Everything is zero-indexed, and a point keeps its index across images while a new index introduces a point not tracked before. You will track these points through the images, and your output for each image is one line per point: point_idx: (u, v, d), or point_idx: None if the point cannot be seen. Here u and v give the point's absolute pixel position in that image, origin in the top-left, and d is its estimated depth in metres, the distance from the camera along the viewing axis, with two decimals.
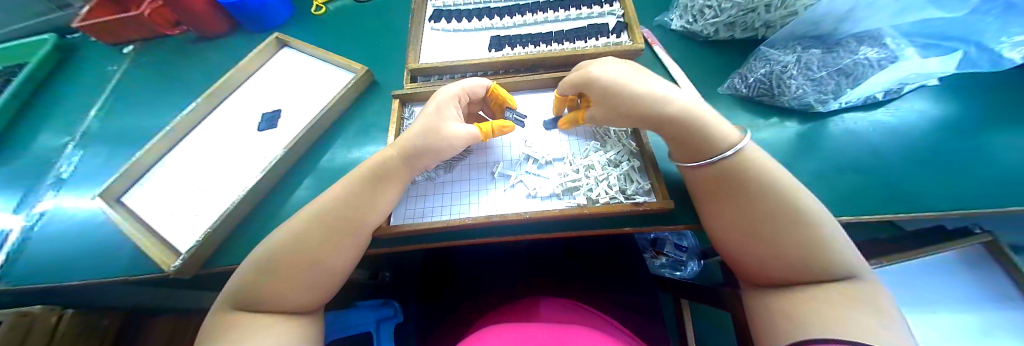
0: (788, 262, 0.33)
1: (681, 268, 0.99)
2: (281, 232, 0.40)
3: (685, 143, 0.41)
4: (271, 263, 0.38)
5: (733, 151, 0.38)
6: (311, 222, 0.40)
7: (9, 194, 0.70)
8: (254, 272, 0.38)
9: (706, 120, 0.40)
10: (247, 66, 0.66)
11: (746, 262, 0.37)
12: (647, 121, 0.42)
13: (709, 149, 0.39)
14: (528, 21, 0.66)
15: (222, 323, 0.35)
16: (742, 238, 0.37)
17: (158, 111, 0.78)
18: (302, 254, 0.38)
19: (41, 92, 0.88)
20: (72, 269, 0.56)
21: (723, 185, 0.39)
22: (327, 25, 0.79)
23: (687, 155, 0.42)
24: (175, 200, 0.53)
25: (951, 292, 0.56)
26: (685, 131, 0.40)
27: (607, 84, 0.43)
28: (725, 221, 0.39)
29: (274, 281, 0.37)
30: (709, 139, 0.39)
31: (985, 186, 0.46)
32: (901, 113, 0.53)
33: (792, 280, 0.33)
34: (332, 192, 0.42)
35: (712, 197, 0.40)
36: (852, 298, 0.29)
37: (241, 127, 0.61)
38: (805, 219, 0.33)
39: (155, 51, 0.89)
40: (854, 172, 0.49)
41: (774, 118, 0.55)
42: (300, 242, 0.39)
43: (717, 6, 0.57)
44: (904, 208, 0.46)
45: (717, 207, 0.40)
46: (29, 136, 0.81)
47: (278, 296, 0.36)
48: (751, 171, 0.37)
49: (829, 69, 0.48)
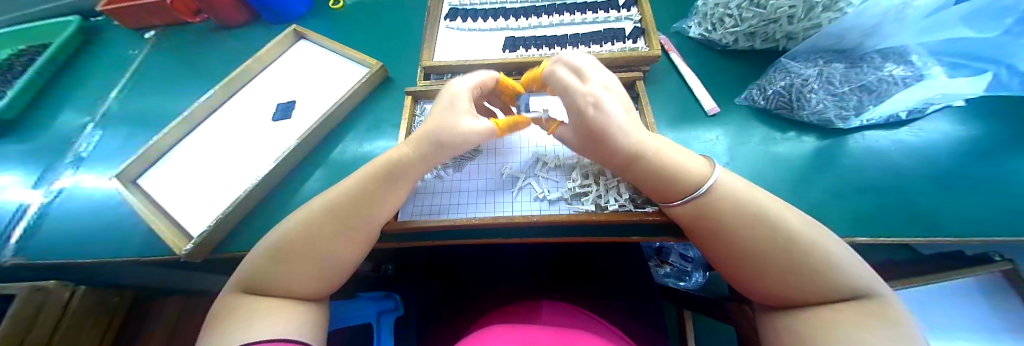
0: (787, 289, 0.33)
1: (685, 277, 0.98)
2: (288, 222, 0.40)
3: (656, 184, 0.41)
4: (276, 254, 0.38)
5: (705, 188, 0.38)
6: (323, 214, 0.40)
7: (30, 170, 0.72)
8: (260, 263, 0.38)
9: (679, 164, 0.40)
10: (264, 56, 0.67)
11: (746, 288, 0.37)
12: (620, 160, 0.42)
13: (683, 187, 0.39)
14: (544, 23, 0.66)
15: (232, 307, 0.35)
16: (734, 269, 0.37)
17: (176, 95, 0.79)
18: (309, 245, 0.38)
19: (64, 72, 0.91)
20: (85, 248, 0.58)
21: (701, 221, 0.38)
22: (344, 18, 0.79)
23: (667, 195, 0.41)
24: (190, 185, 0.54)
25: (965, 318, 0.54)
26: (656, 172, 0.41)
27: (591, 119, 0.40)
28: (719, 254, 0.38)
29: (282, 267, 0.37)
30: (681, 181, 0.39)
31: (1009, 214, 0.44)
32: (925, 134, 0.51)
33: (797, 304, 0.33)
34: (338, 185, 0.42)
35: (699, 233, 0.40)
36: (875, 321, 0.28)
37: (256, 116, 0.62)
38: (794, 251, 0.32)
39: (175, 37, 0.91)
40: (872, 193, 0.48)
41: (792, 132, 0.53)
42: (305, 234, 0.39)
43: (737, 15, 0.56)
44: (923, 232, 0.44)
45: (706, 241, 0.39)
46: (51, 114, 0.83)
47: (286, 281, 0.36)
48: (731, 201, 0.36)
49: (852, 85, 0.47)
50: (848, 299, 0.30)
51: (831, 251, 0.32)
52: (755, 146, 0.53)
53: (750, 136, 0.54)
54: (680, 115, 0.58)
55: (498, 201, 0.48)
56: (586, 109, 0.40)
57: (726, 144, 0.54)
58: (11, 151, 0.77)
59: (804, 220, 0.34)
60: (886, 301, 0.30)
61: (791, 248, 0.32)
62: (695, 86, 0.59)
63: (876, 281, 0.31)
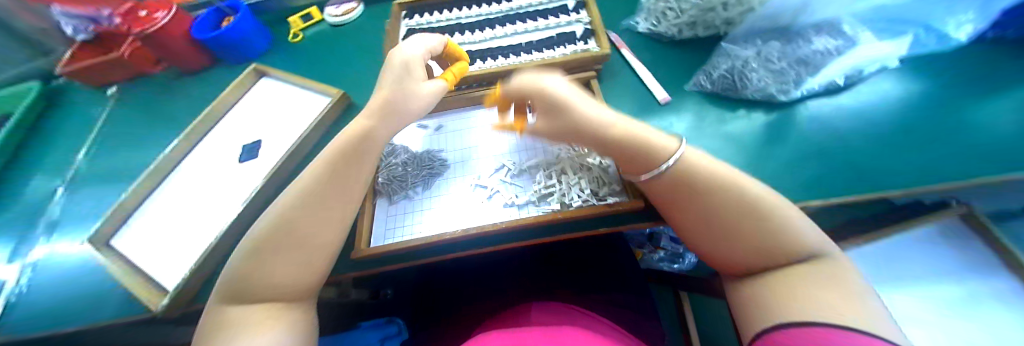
0: (755, 252, 0.34)
1: (678, 260, 1.02)
2: (251, 251, 0.37)
3: (623, 158, 0.42)
4: (246, 286, 0.36)
5: (673, 161, 0.38)
6: (282, 248, 0.37)
7: (1, 243, 0.71)
8: (242, 265, 0.37)
9: (647, 139, 0.40)
10: (228, 99, 0.67)
11: (714, 258, 0.38)
12: (585, 134, 0.43)
13: (651, 161, 0.39)
14: (498, 34, 0.68)
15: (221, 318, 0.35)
16: (706, 238, 0.37)
17: (145, 148, 0.79)
18: (277, 276, 0.36)
19: (30, 138, 0.90)
20: (64, 314, 0.57)
21: (675, 192, 0.39)
22: (306, 51, 0.80)
23: (636, 169, 0.41)
24: (164, 237, 0.54)
25: (934, 264, 0.57)
26: (620, 146, 0.41)
27: (551, 97, 0.44)
28: (688, 225, 0.39)
29: (264, 263, 0.36)
30: (649, 155, 0.40)
31: (959, 160, 0.45)
32: (863, 97, 0.54)
33: (763, 269, 0.34)
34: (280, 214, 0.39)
35: (669, 204, 0.40)
36: (832, 281, 0.30)
37: (225, 159, 0.62)
38: (763, 217, 0.33)
39: (139, 90, 0.91)
40: (824, 157, 0.49)
41: (742, 110, 0.55)
42: (273, 262, 0.36)
43: (677, 7, 0.61)
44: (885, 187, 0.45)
45: (675, 212, 0.40)
46: (19, 184, 0.81)
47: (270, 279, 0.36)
48: (698, 172, 0.37)
49: (789, 60, 0.51)
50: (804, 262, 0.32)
51: (791, 215, 0.34)
52: (711, 128, 0.55)
53: (705, 119, 0.56)
54: (638, 108, 0.59)
55: (469, 213, 0.48)
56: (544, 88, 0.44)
57: (684, 129, 0.55)
58: None
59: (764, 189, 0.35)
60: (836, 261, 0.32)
61: (754, 215, 0.34)
62: (648, 78, 0.61)
63: (828, 246, 0.33)
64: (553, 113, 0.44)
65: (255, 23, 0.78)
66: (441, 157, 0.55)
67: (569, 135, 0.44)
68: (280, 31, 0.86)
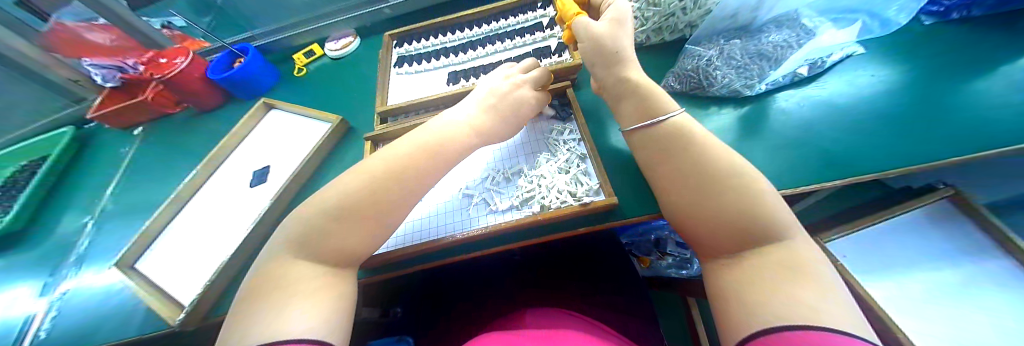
0: (725, 218, 0.37)
1: (687, 265, 0.97)
2: (326, 210, 0.40)
3: (640, 94, 0.51)
4: (316, 245, 0.39)
5: (670, 118, 0.47)
6: (356, 215, 0.40)
7: (36, 277, 0.77)
8: (316, 224, 0.40)
9: (661, 96, 0.50)
10: (240, 131, 0.74)
11: (689, 222, 0.42)
12: (623, 63, 0.54)
13: (656, 114, 0.48)
14: (480, 54, 0.73)
15: (286, 277, 0.36)
16: (688, 196, 0.41)
17: (166, 181, 0.86)
18: (338, 243, 0.39)
19: (63, 179, 0.98)
20: (92, 337, 0.61)
21: (667, 145, 0.45)
22: (309, 83, 0.87)
23: (641, 117, 0.50)
24: (182, 258, 0.59)
25: (923, 249, 0.57)
26: (642, 88, 0.51)
27: (623, 24, 0.55)
28: (674, 184, 0.43)
29: (341, 226, 0.40)
30: (660, 105, 0.49)
31: (923, 142, 0.47)
32: (827, 86, 0.56)
33: (730, 232, 0.37)
34: (361, 183, 0.41)
35: (659, 162, 0.46)
36: (787, 257, 0.33)
37: (236, 185, 0.67)
38: (748, 183, 0.38)
39: (161, 128, 0.99)
40: (791, 147, 0.51)
41: (713, 107, 0.58)
42: (341, 229, 0.40)
43: (641, 16, 0.63)
44: (851, 173, 0.46)
45: (663, 170, 0.45)
46: (53, 221, 0.88)
47: (345, 243, 0.40)
48: (688, 135, 0.44)
49: (749, 56, 0.54)
50: (771, 240, 0.35)
51: (774, 196, 0.37)
52: None
53: None
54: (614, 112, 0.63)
55: (456, 220, 0.51)
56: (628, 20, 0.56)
57: None
58: (16, 262, 0.82)
59: (744, 162, 0.41)
60: (801, 240, 0.35)
61: (730, 174, 0.39)
62: None
63: (795, 229, 0.36)
64: (613, 29, 0.55)
65: (263, 61, 0.86)
66: None
67: (604, 59, 0.55)
68: (286, 67, 0.94)
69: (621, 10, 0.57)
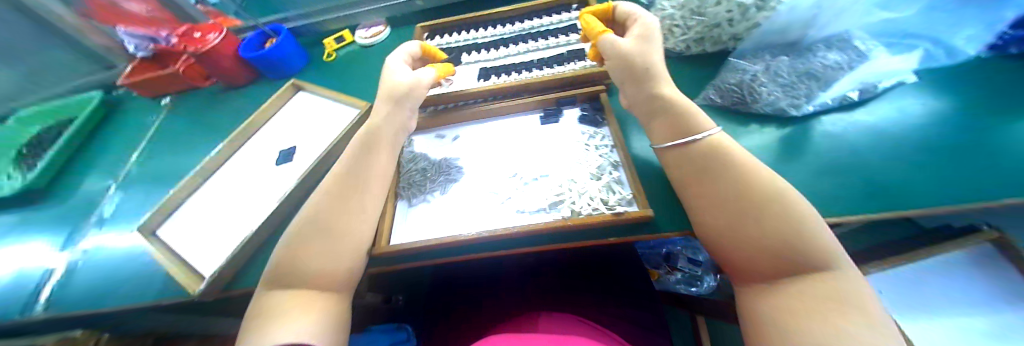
0: (763, 249, 0.33)
1: (697, 283, 0.97)
2: (287, 242, 0.41)
3: (671, 111, 0.46)
4: (279, 277, 0.39)
5: (705, 135, 0.42)
6: (310, 233, 0.41)
7: (55, 235, 0.78)
8: (282, 251, 0.41)
9: (693, 111, 0.45)
10: (267, 109, 0.74)
11: (722, 250, 0.37)
12: (650, 77, 0.49)
13: (690, 130, 0.43)
14: (512, 52, 0.72)
15: (264, 306, 0.37)
16: (721, 221, 0.37)
17: (189, 152, 0.87)
18: (303, 261, 0.39)
19: (90, 141, 1.00)
20: (106, 300, 0.61)
21: (702, 166, 0.40)
22: (337, 67, 0.88)
23: (671, 132, 0.45)
24: (202, 230, 0.59)
25: (963, 293, 0.54)
26: (671, 107, 0.46)
27: (649, 38, 0.52)
28: (706, 206, 0.39)
29: (298, 248, 0.40)
30: (693, 121, 0.44)
31: (989, 178, 0.43)
32: (878, 113, 0.53)
33: (779, 268, 0.31)
34: (311, 211, 0.43)
35: (691, 181, 0.41)
36: (839, 300, 0.28)
37: (260, 163, 0.67)
38: (801, 213, 0.33)
39: (189, 100, 1.01)
40: (837, 173, 0.48)
41: (753, 124, 0.55)
42: (297, 254, 0.39)
43: (683, 25, 0.62)
44: (905, 205, 0.43)
45: (695, 190, 0.41)
46: (76, 181, 0.90)
47: (305, 267, 0.39)
48: (724, 152, 0.40)
49: (799, 75, 0.52)
50: (818, 278, 0.30)
51: (820, 227, 0.33)
52: None
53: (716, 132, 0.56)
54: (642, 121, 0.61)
55: (481, 217, 0.50)
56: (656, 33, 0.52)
57: None
58: (37, 218, 0.83)
59: (789, 187, 0.36)
60: (856, 283, 0.29)
61: (771, 199, 0.34)
62: None
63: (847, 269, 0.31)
64: (641, 45, 0.51)
65: (294, 42, 0.87)
66: (455, 165, 0.58)
67: (633, 76, 0.51)
68: (315, 50, 0.95)
69: (649, 25, 0.53)
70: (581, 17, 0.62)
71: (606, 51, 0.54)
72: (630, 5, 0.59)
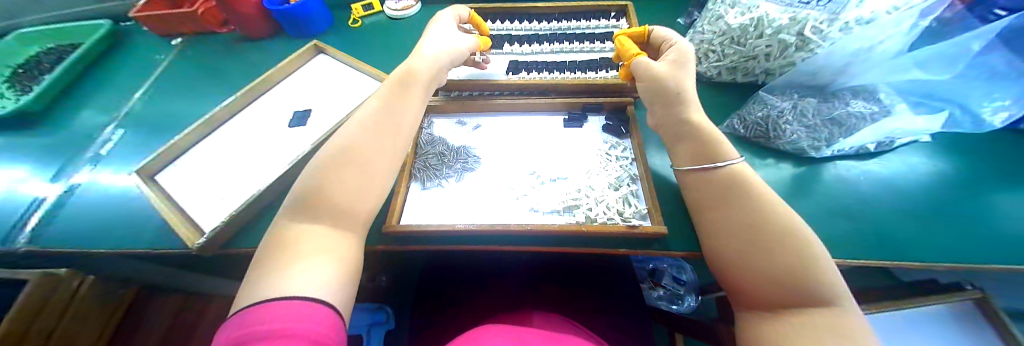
0: (771, 279, 0.33)
1: (678, 301, 0.99)
2: (314, 171, 0.40)
3: (698, 137, 0.47)
4: (303, 204, 0.37)
5: (728, 163, 0.42)
6: (343, 169, 0.40)
7: (47, 164, 0.76)
8: (308, 182, 0.38)
9: (718, 137, 0.46)
10: (286, 68, 0.73)
11: (731, 276, 0.38)
12: (678, 101, 0.50)
13: (714, 155, 0.44)
14: (544, 50, 0.72)
15: (279, 241, 0.34)
16: (734, 247, 0.37)
17: (197, 99, 0.84)
18: (335, 195, 0.38)
19: (91, 71, 0.97)
20: (97, 238, 0.60)
21: (721, 191, 0.41)
22: (362, 36, 0.86)
23: (694, 157, 0.46)
24: (208, 183, 0.58)
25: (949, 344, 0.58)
26: (697, 134, 0.47)
27: (684, 63, 0.52)
28: (720, 232, 0.40)
29: (328, 182, 0.38)
30: (719, 148, 0.44)
31: (989, 244, 0.45)
32: (892, 166, 0.55)
33: (788, 295, 0.32)
34: (344, 145, 0.42)
35: (708, 206, 0.42)
36: (840, 336, 0.28)
37: (273, 122, 0.66)
38: (812, 250, 0.34)
39: (202, 44, 0.98)
40: (846, 217, 0.49)
41: (770, 159, 0.57)
42: (327, 184, 0.38)
43: (720, 51, 0.64)
44: (905, 258, 0.45)
45: (711, 215, 0.42)
46: (75, 112, 0.87)
47: (336, 201, 0.37)
48: (745, 182, 0.40)
49: (823, 118, 0.53)
50: (820, 313, 0.31)
51: (829, 266, 0.33)
52: None
53: None
54: None
55: (496, 211, 0.50)
56: (691, 58, 0.53)
57: None
58: (29, 143, 0.81)
59: (804, 224, 0.36)
60: (861, 323, 0.30)
61: (785, 232, 0.35)
62: None
63: (853, 310, 0.31)
64: (675, 69, 0.52)
65: (321, 3, 0.85)
66: (473, 154, 0.58)
67: (663, 98, 0.51)
68: (341, 15, 0.93)
69: (683, 50, 0.54)
70: (616, 36, 0.63)
71: (638, 73, 0.55)
72: (669, 30, 0.59)
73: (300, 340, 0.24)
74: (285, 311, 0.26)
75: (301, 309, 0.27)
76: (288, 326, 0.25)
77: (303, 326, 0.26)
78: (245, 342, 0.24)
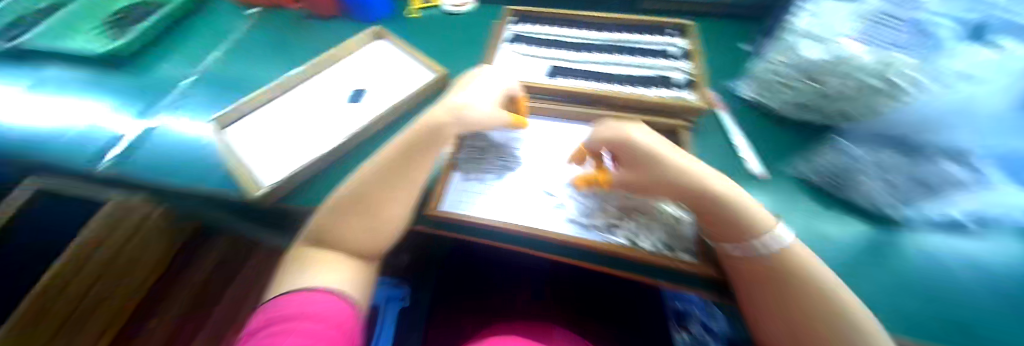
0: None
1: None
2: (332, 207, 0.48)
3: (717, 214, 0.40)
4: (320, 237, 0.48)
5: (768, 237, 0.38)
6: (354, 213, 0.48)
7: (131, 104, 0.84)
8: (328, 217, 0.48)
9: (743, 206, 0.41)
10: (349, 47, 0.77)
11: None
12: (672, 188, 0.43)
13: (741, 231, 0.39)
14: (592, 59, 0.71)
15: (302, 257, 0.47)
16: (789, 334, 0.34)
17: (264, 66, 0.91)
18: (348, 231, 0.47)
19: (179, 27, 1.07)
20: (162, 179, 0.66)
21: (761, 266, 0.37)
22: (422, 25, 0.90)
23: (720, 235, 0.40)
24: (264, 143, 0.61)
25: None
26: (712, 206, 0.41)
27: (646, 152, 0.45)
28: (769, 312, 0.36)
29: (345, 219, 0.48)
30: (736, 223, 0.39)
31: None
32: (985, 245, 0.48)
33: None
34: (353, 187, 0.48)
35: (749, 282, 0.38)
36: None
37: (331, 96, 0.70)
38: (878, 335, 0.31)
39: (275, 15, 1.06)
40: (920, 293, 0.43)
41: (833, 211, 0.52)
42: (338, 225, 0.48)
43: (790, 85, 0.61)
44: None
45: (751, 291, 0.38)
46: (159, 62, 0.97)
47: (347, 237, 0.47)
48: (791, 256, 0.37)
49: (906, 176, 0.47)
50: None
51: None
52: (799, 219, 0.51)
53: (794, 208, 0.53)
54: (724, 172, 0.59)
55: (535, 215, 0.49)
56: (645, 146, 0.46)
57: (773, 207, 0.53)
58: (118, 84, 0.90)
59: (859, 303, 0.34)
60: None
61: (847, 317, 0.32)
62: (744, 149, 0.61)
63: None
64: (643, 171, 0.45)
65: None
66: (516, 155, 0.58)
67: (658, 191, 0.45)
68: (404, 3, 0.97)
69: (631, 138, 0.47)
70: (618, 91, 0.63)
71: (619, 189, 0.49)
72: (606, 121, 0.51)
73: (299, 320, 0.39)
74: (293, 300, 0.42)
75: (302, 297, 0.42)
76: (294, 310, 0.40)
77: (305, 307, 0.41)
78: (271, 323, 0.40)
